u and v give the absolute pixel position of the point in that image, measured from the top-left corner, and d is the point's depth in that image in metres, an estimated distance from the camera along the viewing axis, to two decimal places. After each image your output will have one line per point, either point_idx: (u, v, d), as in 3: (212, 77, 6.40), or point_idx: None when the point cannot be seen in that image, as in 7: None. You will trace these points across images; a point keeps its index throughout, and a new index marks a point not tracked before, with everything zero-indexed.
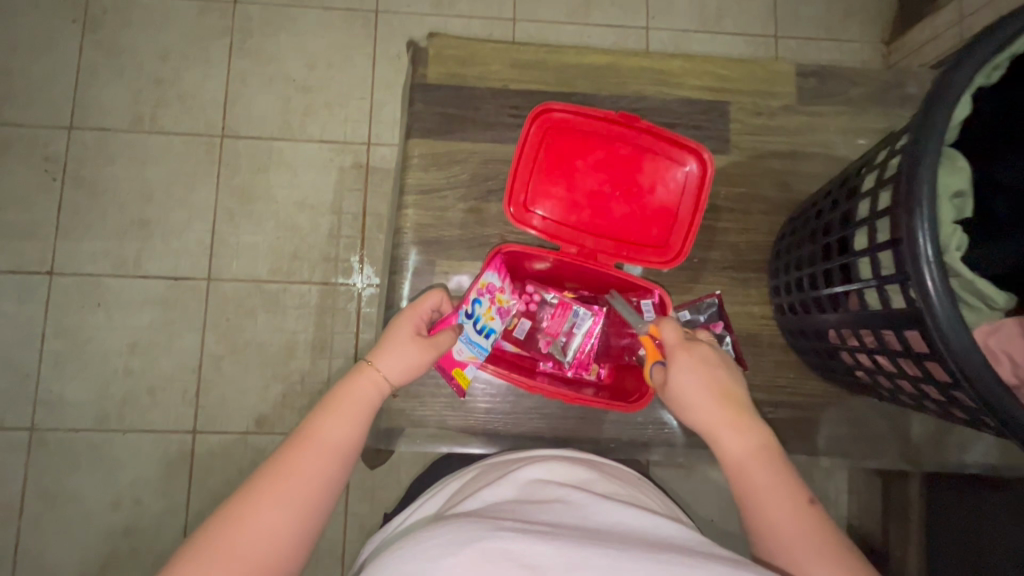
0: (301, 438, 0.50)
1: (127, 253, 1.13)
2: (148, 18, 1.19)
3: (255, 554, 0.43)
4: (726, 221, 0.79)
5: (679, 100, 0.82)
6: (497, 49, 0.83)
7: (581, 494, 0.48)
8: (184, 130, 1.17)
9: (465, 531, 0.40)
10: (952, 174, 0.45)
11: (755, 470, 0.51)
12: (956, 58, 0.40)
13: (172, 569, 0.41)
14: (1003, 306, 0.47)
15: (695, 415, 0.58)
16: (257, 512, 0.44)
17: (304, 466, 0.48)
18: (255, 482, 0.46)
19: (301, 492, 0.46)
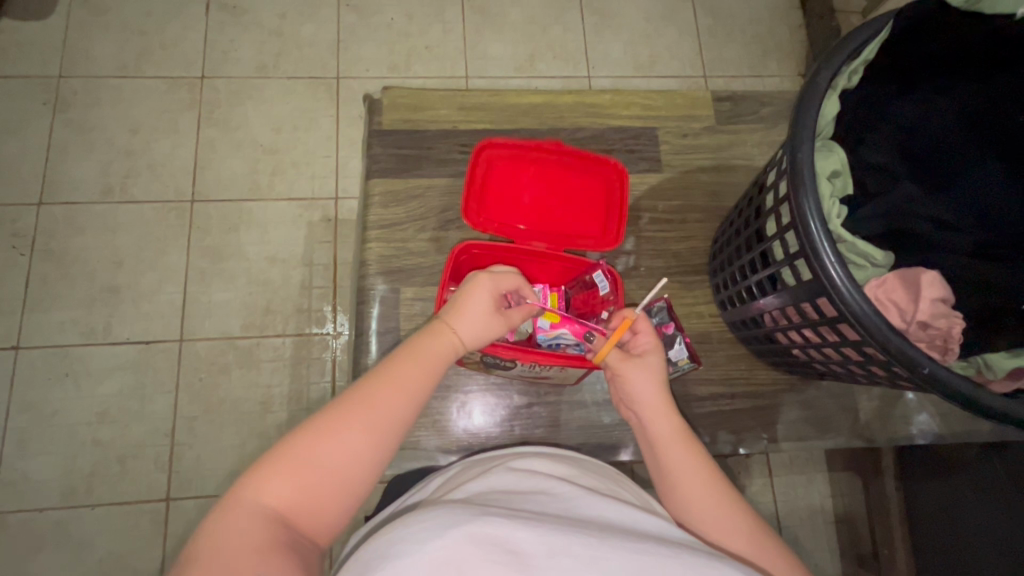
0: (382, 375, 0.53)
1: (97, 320, 1.13)
2: (118, 96, 1.25)
3: (336, 468, 0.48)
4: (667, 231, 0.85)
5: (613, 128, 0.90)
6: (445, 96, 0.90)
7: (565, 487, 0.49)
8: (154, 197, 1.20)
9: (451, 517, 0.41)
10: (827, 157, 0.52)
11: (680, 444, 0.56)
12: (817, 71, 0.50)
13: (261, 469, 0.47)
14: (883, 262, 0.53)
15: (644, 394, 0.61)
16: (348, 434, 0.49)
17: (382, 402, 0.51)
18: (335, 410, 0.50)
19: (380, 427, 0.50)
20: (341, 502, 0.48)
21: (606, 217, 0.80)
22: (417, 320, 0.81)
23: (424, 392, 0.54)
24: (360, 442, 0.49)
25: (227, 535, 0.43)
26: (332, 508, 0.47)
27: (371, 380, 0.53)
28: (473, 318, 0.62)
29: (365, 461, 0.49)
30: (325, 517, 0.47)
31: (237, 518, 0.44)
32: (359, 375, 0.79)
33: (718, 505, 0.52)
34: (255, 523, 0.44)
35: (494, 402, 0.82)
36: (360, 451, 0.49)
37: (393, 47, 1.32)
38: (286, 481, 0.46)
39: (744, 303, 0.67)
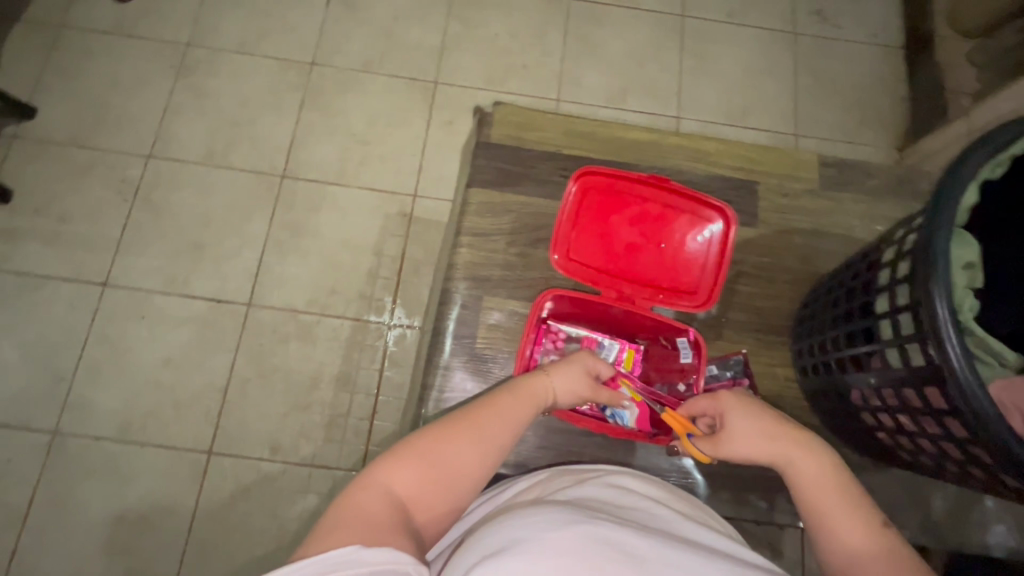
0: (493, 401, 0.57)
1: (179, 272, 1.21)
2: (237, 70, 1.34)
3: (449, 467, 0.50)
4: (755, 288, 0.84)
5: (712, 176, 0.90)
6: (553, 119, 0.93)
7: (662, 510, 0.50)
8: (250, 166, 1.28)
9: (567, 515, 0.42)
10: (962, 247, 0.52)
11: (827, 491, 0.53)
12: (960, 159, 0.50)
13: (384, 455, 0.50)
14: (1014, 363, 0.53)
15: (766, 442, 0.60)
16: (459, 441, 0.51)
17: (492, 423, 0.54)
18: (450, 419, 0.54)
19: (491, 444, 0.53)
20: (449, 503, 0.50)
21: (702, 268, 0.79)
22: (493, 331, 0.83)
23: (523, 422, 0.57)
24: (474, 452, 0.52)
25: (357, 510, 0.45)
26: (441, 508, 0.49)
27: (485, 403, 0.56)
28: (564, 375, 0.66)
29: (476, 473, 0.51)
30: (433, 515, 0.49)
31: (365, 497, 0.46)
32: (429, 372, 0.81)
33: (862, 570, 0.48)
34: (381, 503, 0.46)
35: (556, 425, 0.83)
36: (473, 464, 0.51)
37: (493, 62, 1.36)
38: (409, 473, 0.49)
39: (829, 374, 0.67)
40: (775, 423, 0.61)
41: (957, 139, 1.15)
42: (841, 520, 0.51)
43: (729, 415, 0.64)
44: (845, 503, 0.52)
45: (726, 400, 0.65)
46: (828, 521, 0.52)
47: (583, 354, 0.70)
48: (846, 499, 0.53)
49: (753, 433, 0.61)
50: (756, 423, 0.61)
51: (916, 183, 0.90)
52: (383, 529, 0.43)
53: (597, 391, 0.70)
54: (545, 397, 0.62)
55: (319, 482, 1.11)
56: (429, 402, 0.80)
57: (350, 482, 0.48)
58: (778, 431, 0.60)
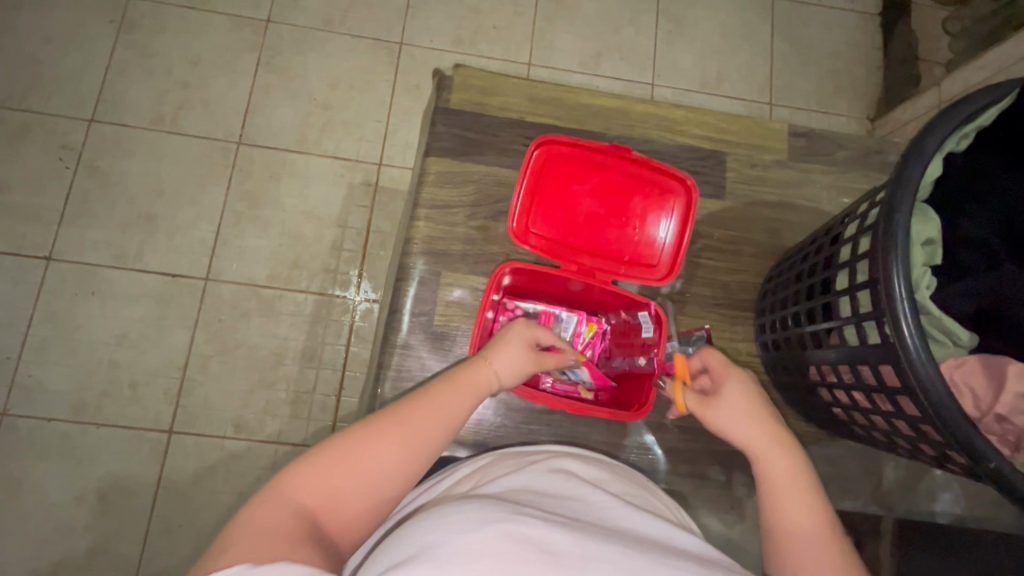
0: (421, 397, 0.56)
1: (129, 245, 1.14)
2: (184, 26, 1.25)
3: (372, 468, 0.49)
4: (720, 262, 0.83)
5: (680, 146, 0.88)
6: (517, 84, 0.89)
7: (598, 495, 0.50)
8: (202, 132, 1.20)
9: (489, 513, 0.41)
10: (923, 224, 0.53)
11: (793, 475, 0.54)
12: (925, 130, 0.49)
13: (301, 461, 0.48)
14: (966, 343, 0.55)
15: (749, 424, 0.60)
16: (383, 441, 0.50)
17: (420, 420, 0.53)
18: (375, 418, 0.52)
19: (417, 442, 0.51)
20: (373, 505, 0.48)
21: (663, 241, 0.78)
22: (453, 308, 0.81)
23: (457, 415, 0.56)
24: (396, 451, 0.50)
25: (258, 522, 0.43)
26: (360, 514, 0.47)
27: (414, 400, 0.55)
28: (506, 360, 0.64)
29: (403, 470, 0.50)
30: (350, 524, 0.47)
31: (270, 509, 0.44)
32: (388, 350, 0.79)
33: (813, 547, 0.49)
34: (289, 515, 0.44)
35: (517, 403, 0.83)
36: (397, 465, 0.50)
37: (461, 21, 1.30)
38: (323, 481, 0.47)
39: (789, 349, 0.67)
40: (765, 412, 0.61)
41: (928, 110, 1.15)
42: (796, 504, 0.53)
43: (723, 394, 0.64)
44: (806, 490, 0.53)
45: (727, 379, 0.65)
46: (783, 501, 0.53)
47: (517, 328, 0.69)
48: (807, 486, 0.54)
49: (743, 415, 0.61)
50: (743, 408, 0.62)
51: (885, 154, 0.89)
52: (285, 540, 0.41)
53: (543, 363, 0.69)
54: (486, 384, 0.61)
55: (284, 459, 1.09)
56: (387, 381, 0.78)
57: (257, 493, 0.46)
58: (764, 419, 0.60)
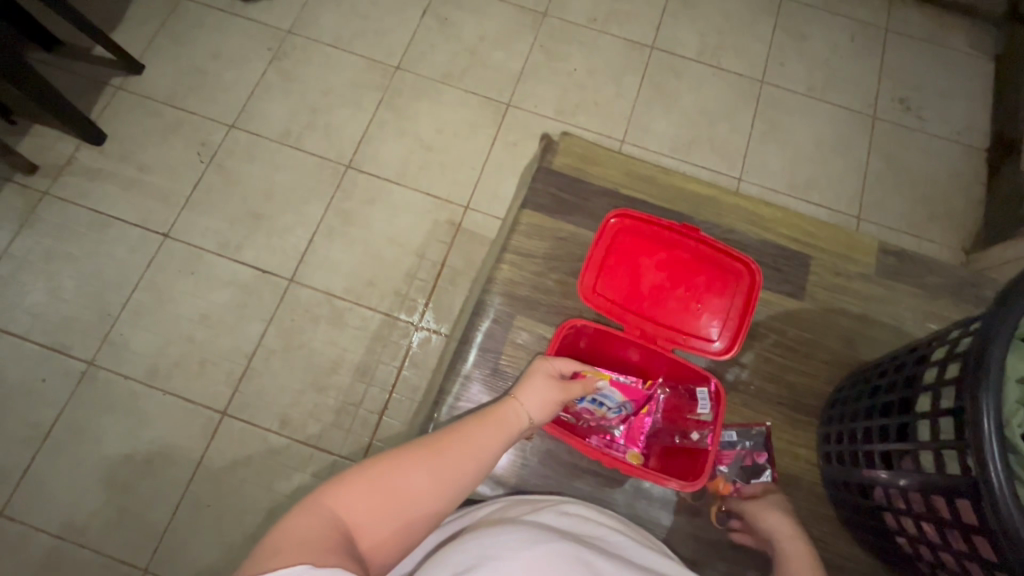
0: (455, 429, 0.62)
1: (234, 237, 1.27)
2: (327, 62, 1.43)
3: (403, 491, 0.53)
4: (790, 362, 0.82)
5: (765, 242, 0.89)
6: (616, 157, 0.94)
7: (618, 539, 0.60)
8: (320, 152, 1.34)
9: (535, 536, 0.50)
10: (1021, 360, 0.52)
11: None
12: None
13: (338, 478, 0.53)
14: None
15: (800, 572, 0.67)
16: (415, 469, 0.54)
17: (449, 451, 0.58)
18: (411, 446, 0.57)
19: (450, 470, 0.57)
20: (404, 530, 0.52)
21: (723, 317, 0.79)
22: (518, 351, 0.84)
23: (486, 447, 0.62)
24: (430, 476, 0.55)
25: (303, 529, 0.46)
26: (393, 536, 0.51)
27: (449, 433, 0.61)
28: (533, 404, 0.70)
29: (431, 497, 0.54)
30: (383, 545, 0.50)
31: (314, 518, 0.48)
32: (449, 378, 0.83)
33: None
34: (327, 525, 0.47)
35: (563, 457, 0.83)
36: (429, 488, 0.54)
37: (567, 95, 1.40)
38: (362, 497, 0.51)
39: (856, 464, 0.65)
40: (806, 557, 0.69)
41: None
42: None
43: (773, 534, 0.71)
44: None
45: (772, 516, 0.73)
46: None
47: (540, 363, 0.75)
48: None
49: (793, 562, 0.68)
50: (790, 552, 0.69)
51: (980, 288, 0.86)
52: (323, 547, 0.45)
53: (568, 390, 0.73)
54: (515, 424, 0.67)
55: (317, 464, 1.12)
56: (444, 406, 0.81)
57: (299, 502, 0.50)
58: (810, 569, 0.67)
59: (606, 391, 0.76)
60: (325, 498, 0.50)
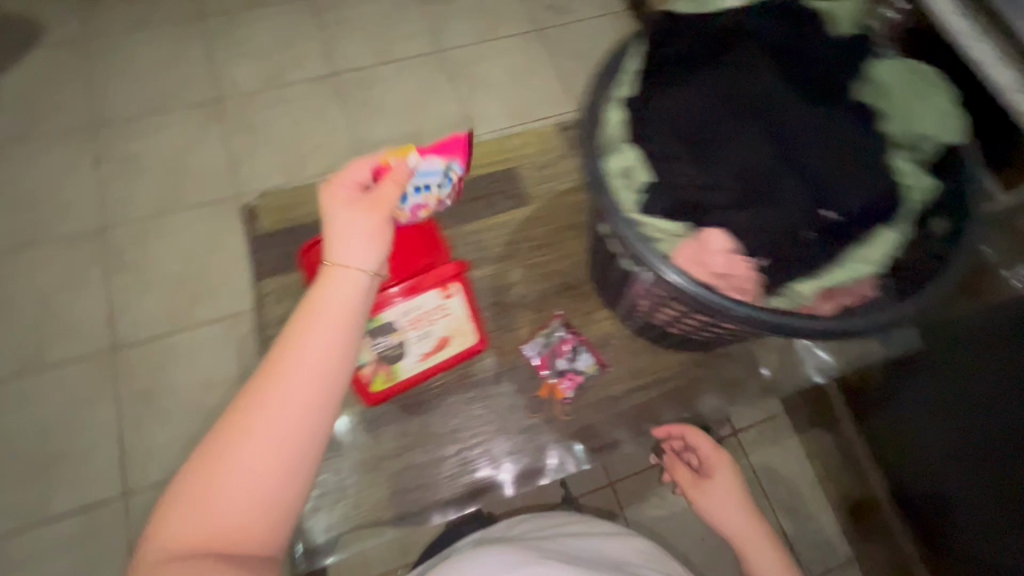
0: (276, 360, 0.53)
1: (32, 500, 1.08)
2: (21, 268, 1.25)
3: (246, 460, 0.50)
4: (544, 255, 0.98)
5: (478, 180, 1.04)
6: (316, 189, 0.98)
7: (626, 555, 0.71)
8: (71, 358, 1.18)
9: (511, 557, 0.62)
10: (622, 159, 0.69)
11: (761, 546, 0.80)
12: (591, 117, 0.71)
13: (182, 475, 0.51)
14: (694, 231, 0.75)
15: (735, 527, 0.83)
16: (248, 425, 0.50)
17: (273, 389, 0.52)
18: (239, 403, 0.52)
19: (298, 408, 0.51)
20: (275, 492, 0.50)
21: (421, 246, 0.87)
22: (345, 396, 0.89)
23: (319, 355, 0.53)
24: (283, 425, 0.51)
25: (165, 548, 0.49)
26: (256, 509, 0.50)
27: (272, 362, 0.53)
28: (370, 259, 0.60)
29: (278, 449, 0.50)
30: (253, 519, 0.50)
31: (173, 528, 0.49)
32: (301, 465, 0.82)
33: (750, 543, 0.81)
34: (189, 534, 0.49)
35: (422, 459, 0.89)
36: (284, 436, 0.51)
37: (286, 151, 1.38)
38: (227, 485, 0.49)
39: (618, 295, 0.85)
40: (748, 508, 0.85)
41: None
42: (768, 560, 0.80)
43: (708, 509, 0.86)
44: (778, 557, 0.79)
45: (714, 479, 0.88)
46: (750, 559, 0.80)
47: (326, 195, 0.64)
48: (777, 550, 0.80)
49: (732, 518, 0.84)
50: (731, 516, 0.84)
51: None
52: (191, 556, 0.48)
53: (378, 204, 0.64)
54: (357, 300, 0.57)
55: None
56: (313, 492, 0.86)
57: (155, 517, 0.51)
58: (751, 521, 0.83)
59: (426, 168, 0.75)
60: (181, 500, 0.50)
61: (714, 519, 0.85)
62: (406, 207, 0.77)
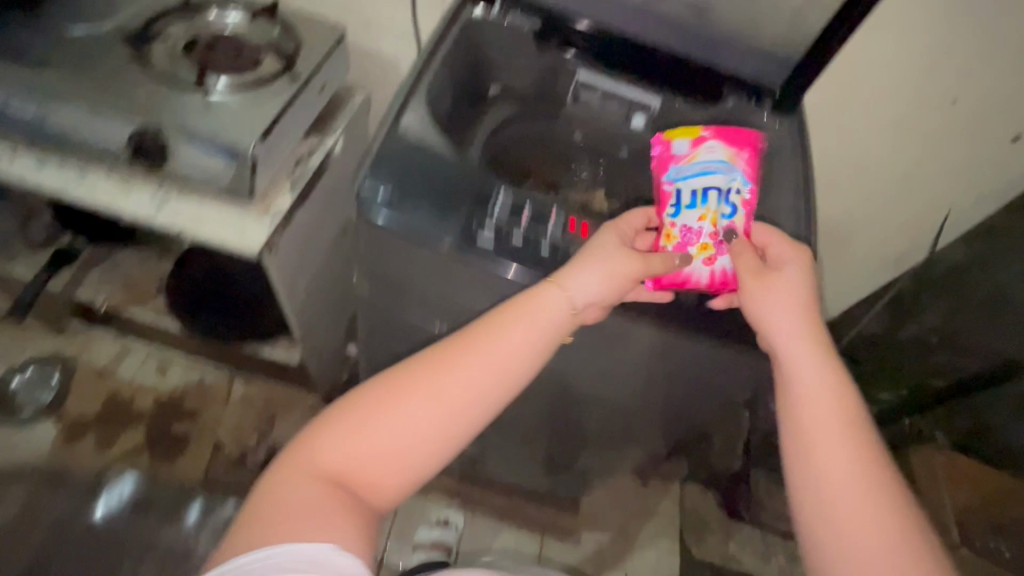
0: (440, 363, 0.60)
1: None
2: None
3: (392, 443, 0.58)
4: None
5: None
6: None
7: None
8: None
9: None
10: None
11: (831, 421, 0.58)
12: None
13: (291, 449, 0.59)
14: None
15: (797, 351, 0.61)
16: (405, 406, 0.59)
17: (443, 374, 0.60)
18: (379, 390, 0.59)
19: (464, 404, 0.60)
20: (396, 477, 0.59)
21: None
22: None
23: (488, 381, 0.60)
24: (456, 422, 0.60)
25: (284, 510, 0.55)
26: (394, 476, 0.59)
27: (435, 362, 0.60)
28: (559, 319, 0.63)
29: (426, 424, 0.59)
30: (384, 485, 0.59)
31: (302, 486, 0.57)
32: None
33: (824, 391, 0.60)
34: (313, 485, 0.57)
35: None
36: (460, 392, 0.59)
37: None
38: (356, 440, 0.58)
39: None
40: (808, 303, 0.63)
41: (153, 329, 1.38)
42: (863, 484, 0.56)
43: (794, 386, 0.61)
44: (859, 429, 0.58)
45: (754, 296, 0.63)
46: (841, 489, 0.56)
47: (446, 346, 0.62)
48: (858, 428, 0.59)
49: (795, 333, 0.62)
50: (802, 346, 0.61)
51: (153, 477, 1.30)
52: (272, 526, 0.54)
53: (647, 259, 0.65)
54: (556, 316, 0.63)
55: None
56: None
57: (286, 454, 0.59)
58: (803, 294, 0.63)
59: (716, 159, 0.67)
60: (308, 455, 0.58)
61: (790, 391, 0.61)
62: (676, 220, 0.67)
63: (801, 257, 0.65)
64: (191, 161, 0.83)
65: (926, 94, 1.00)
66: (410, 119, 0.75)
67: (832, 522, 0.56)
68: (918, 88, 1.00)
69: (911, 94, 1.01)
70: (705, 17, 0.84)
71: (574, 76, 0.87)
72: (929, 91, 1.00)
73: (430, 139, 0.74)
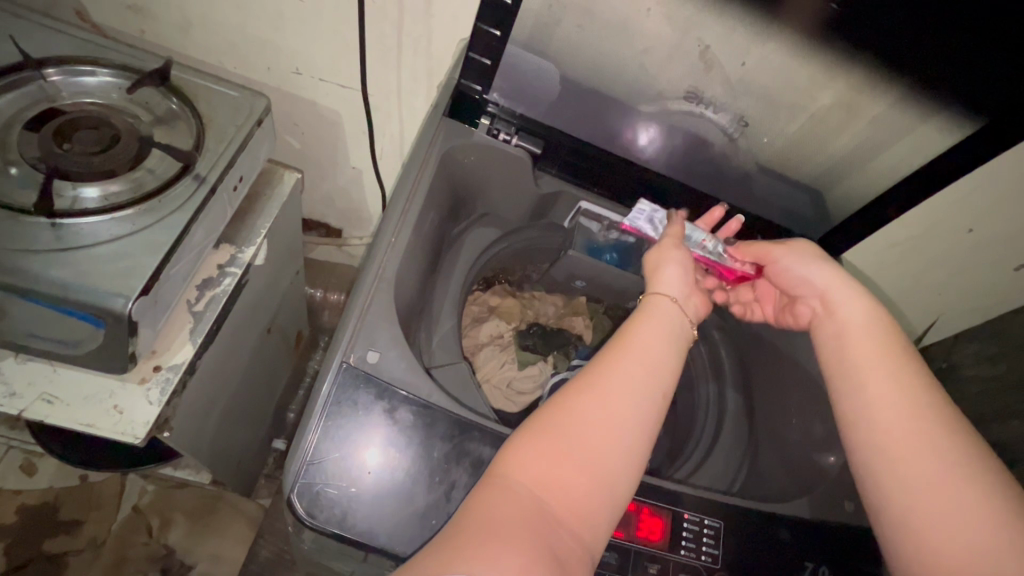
0: (599, 368, 0.51)
1: None
2: None
3: (572, 475, 0.45)
4: None
5: None
6: None
7: None
8: None
9: None
10: None
11: (904, 420, 0.51)
12: None
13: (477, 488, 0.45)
14: None
15: (853, 344, 0.56)
16: (587, 406, 0.48)
17: (607, 379, 0.50)
18: (556, 400, 0.49)
19: (627, 407, 0.49)
20: (600, 501, 0.46)
21: None
22: None
23: (648, 382, 0.51)
24: (630, 427, 0.48)
25: (492, 516, 0.42)
26: (596, 497, 0.45)
27: (593, 362, 0.52)
28: (676, 322, 0.56)
29: (613, 439, 0.47)
30: (592, 509, 0.45)
31: (502, 499, 0.43)
32: None
33: (893, 381, 0.53)
34: (519, 502, 0.43)
35: None
36: (608, 417, 0.48)
37: None
38: (541, 457, 0.45)
39: None
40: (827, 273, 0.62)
41: None
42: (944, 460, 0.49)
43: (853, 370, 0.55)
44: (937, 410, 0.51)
45: (830, 330, 0.59)
46: (924, 491, 0.49)
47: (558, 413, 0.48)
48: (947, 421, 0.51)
49: (854, 323, 0.57)
50: (867, 346, 0.56)
51: None
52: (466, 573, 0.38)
53: (687, 293, 0.60)
54: (673, 318, 0.56)
55: None
56: None
57: (477, 486, 0.45)
58: (823, 290, 0.61)
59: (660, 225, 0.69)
60: (475, 508, 0.43)
61: (845, 386, 0.55)
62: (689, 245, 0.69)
63: (808, 245, 0.64)
64: (60, 330, 0.60)
65: (942, 224, 0.90)
66: (371, 358, 0.53)
67: (943, 545, 0.47)
68: (939, 217, 0.90)
69: (931, 222, 0.90)
70: (738, 145, 0.70)
71: (576, 204, 0.72)
72: (949, 222, 0.90)
73: (405, 392, 0.53)
